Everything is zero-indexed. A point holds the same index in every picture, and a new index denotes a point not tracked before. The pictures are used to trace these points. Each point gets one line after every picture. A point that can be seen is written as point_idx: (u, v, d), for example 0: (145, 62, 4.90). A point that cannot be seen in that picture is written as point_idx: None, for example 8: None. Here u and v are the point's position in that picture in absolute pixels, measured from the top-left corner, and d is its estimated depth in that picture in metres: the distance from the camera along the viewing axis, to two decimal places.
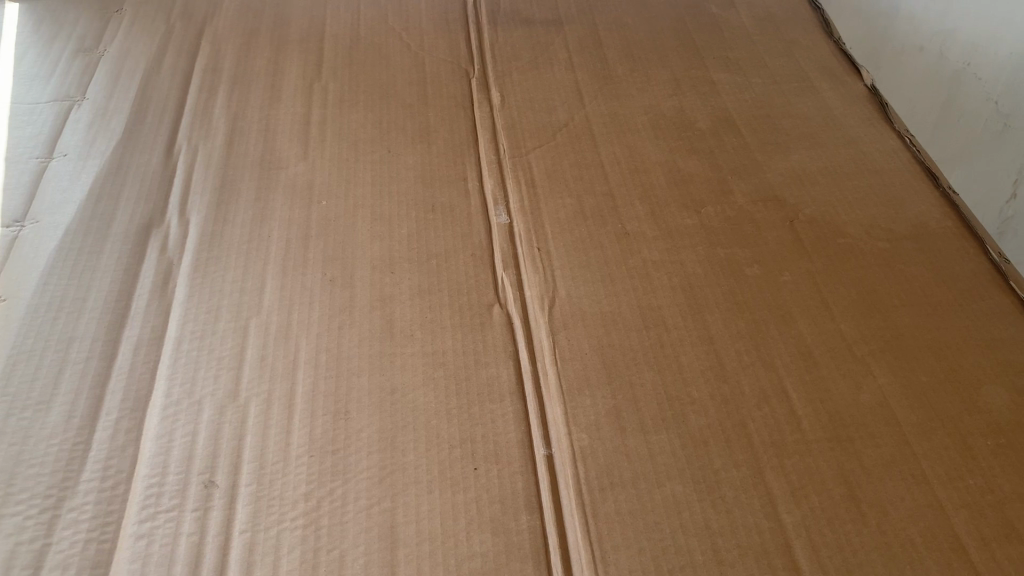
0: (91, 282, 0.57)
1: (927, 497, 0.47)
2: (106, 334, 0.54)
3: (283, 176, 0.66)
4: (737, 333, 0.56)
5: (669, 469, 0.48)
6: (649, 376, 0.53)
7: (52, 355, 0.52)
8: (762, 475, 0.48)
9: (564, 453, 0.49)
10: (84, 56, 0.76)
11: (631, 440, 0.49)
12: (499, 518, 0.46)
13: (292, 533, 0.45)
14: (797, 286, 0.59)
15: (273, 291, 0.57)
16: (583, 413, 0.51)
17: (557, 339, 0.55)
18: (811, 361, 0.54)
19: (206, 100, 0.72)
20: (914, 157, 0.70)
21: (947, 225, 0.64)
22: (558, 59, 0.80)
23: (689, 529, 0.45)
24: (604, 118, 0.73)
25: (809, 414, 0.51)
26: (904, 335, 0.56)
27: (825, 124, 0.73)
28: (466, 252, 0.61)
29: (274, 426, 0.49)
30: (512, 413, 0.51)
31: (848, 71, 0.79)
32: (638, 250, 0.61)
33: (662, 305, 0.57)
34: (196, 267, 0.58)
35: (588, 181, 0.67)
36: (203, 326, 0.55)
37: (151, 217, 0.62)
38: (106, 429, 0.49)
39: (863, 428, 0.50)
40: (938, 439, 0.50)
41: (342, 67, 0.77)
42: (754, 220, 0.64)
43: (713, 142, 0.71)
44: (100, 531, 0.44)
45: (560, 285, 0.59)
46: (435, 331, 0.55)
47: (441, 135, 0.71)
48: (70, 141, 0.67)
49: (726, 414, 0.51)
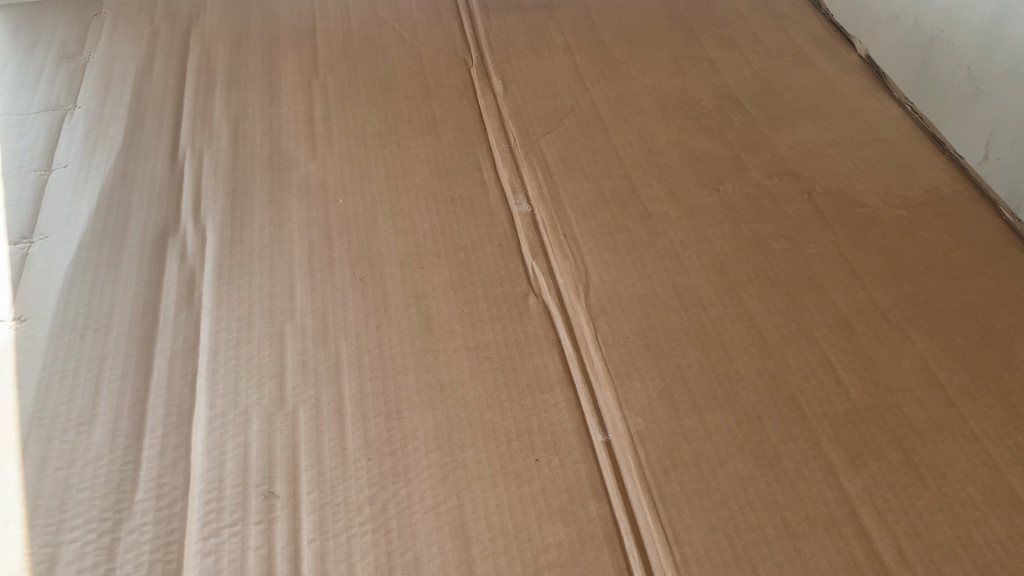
0: (113, 297, 0.55)
1: (980, 456, 0.48)
2: (138, 349, 0.52)
3: (296, 175, 0.64)
4: (774, 308, 0.56)
5: (729, 447, 0.48)
6: (694, 356, 0.53)
7: (84, 374, 0.50)
8: (820, 446, 0.48)
9: (621, 438, 0.49)
10: (69, 63, 0.73)
11: (686, 420, 0.50)
12: (568, 508, 0.46)
13: (362, 538, 0.44)
14: (824, 258, 0.59)
15: (304, 295, 0.56)
16: (634, 397, 0.51)
17: (597, 325, 0.55)
18: (849, 331, 0.54)
19: (204, 102, 0.70)
20: (917, 123, 0.71)
21: (959, 189, 0.65)
22: (555, 43, 0.79)
23: (757, 505, 0.46)
24: (610, 100, 0.73)
25: (855, 384, 0.52)
26: (934, 299, 0.56)
27: (827, 96, 0.74)
28: (492, 243, 0.60)
29: (326, 431, 0.49)
30: (564, 402, 0.51)
31: (841, 42, 0.80)
32: (663, 231, 0.61)
33: (696, 284, 0.57)
34: (219, 274, 0.57)
35: (603, 165, 0.67)
36: (237, 334, 0.53)
37: (165, 225, 0.60)
38: (153, 446, 0.47)
39: (909, 393, 0.51)
40: (983, 399, 0.51)
41: (339, 62, 0.75)
42: (773, 194, 0.64)
43: (720, 119, 0.71)
44: (164, 551, 0.43)
45: (591, 271, 0.58)
46: (474, 324, 0.55)
47: (449, 126, 0.70)
48: (68, 152, 0.65)
49: (776, 388, 0.51)
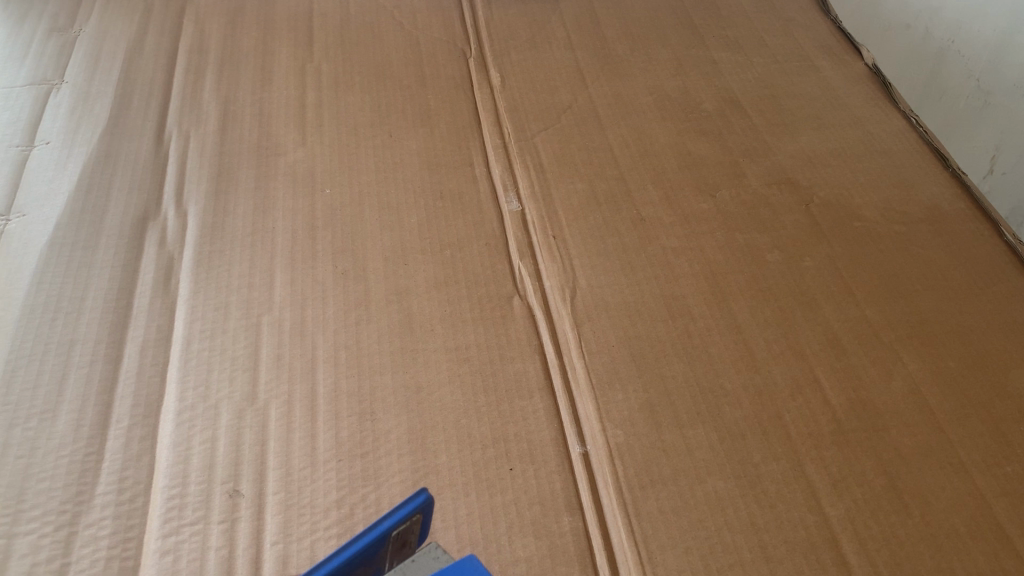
0: (87, 280, 0.53)
1: (966, 485, 0.47)
2: (109, 336, 0.51)
3: (283, 162, 0.63)
4: (764, 321, 0.55)
5: (709, 465, 0.47)
6: (679, 368, 0.52)
7: (52, 360, 0.49)
8: (803, 468, 0.47)
9: (599, 450, 0.47)
10: (58, 36, 0.72)
11: (667, 435, 0.48)
12: (540, 520, 0.44)
13: (327, 543, 0.43)
14: (819, 272, 0.58)
15: (283, 287, 0.54)
16: (615, 408, 0.50)
17: (582, 331, 0.53)
18: (839, 349, 0.53)
19: (194, 83, 0.69)
20: (920, 136, 0.69)
21: (959, 207, 0.63)
22: (556, 38, 0.78)
23: (735, 527, 0.44)
24: (609, 98, 0.71)
25: (842, 404, 0.50)
26: (927, 319, 0.55)
27: (830, 104, 0.72)
28: (480, 241, 0.59)
29: (297, 430, 0.47)
30: (543, 410, 0.49)
31: (848, 50, 0.78)
32: (656, 236, 0.60)
33: (686, 294, 0.56)
34: (198, 262, 0.56)
35: (599, 165, 0.65)
36: (212, 324, 0.52)
37: (146, 208, 0.59)
38: (119, 437, 0.46)
39: (897, 417, 0.50)
40: (972, 426, 0.49)
41: (334, 48, 0.74)
42: (770, 204, 0.63)
43: (721, 123, 0.70)
44: (122, 547, 0.42)
45: (579, 275, 0.57)
46: (455, 325, 0.53)
47: (442, 119, 0.68)
48: (51, 128, 0.63)
49: (761, 405, 0.50)
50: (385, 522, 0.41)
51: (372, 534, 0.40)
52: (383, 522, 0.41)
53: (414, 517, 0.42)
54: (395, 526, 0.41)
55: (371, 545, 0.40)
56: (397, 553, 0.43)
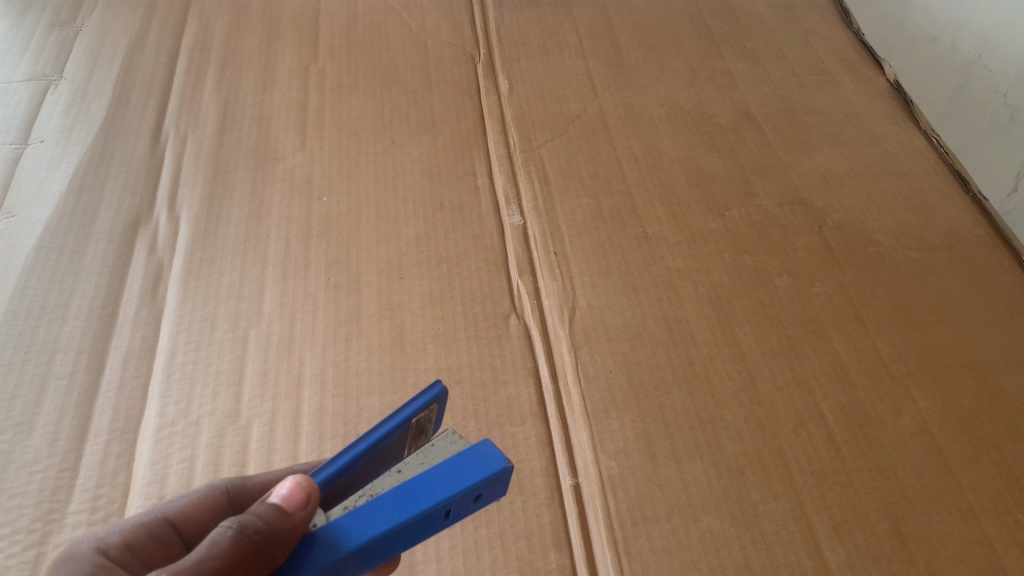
0: (73, 286, 0.52)
1: (975, 533, 0.44)
2: (92, 345, 0.49)
3: (280, 168, 0.61)
4: (770, 350, 0.52)
5: (705, 502, 0.45)
6: (678, 398, 0.50)
7: (32, 370, 0.48)
8: (803, 508, 0.45)
9: (591, 483, 0.46)
10: (60, 30, 0.71)
11: (663, 468, 0.46)
12: (525, 556, 0.43)
13: None
14: (829, 299, 0.56)
15: (273, 299, 0.53)
16: (611, 438, 0.48)
17: (579, 355, 0.52)
18: (847, 382, 0.51)
19: (195, 82, 0.67)
20: (940, 158, 0.67)
21: (979, 234, 0.61)
22: (568, 44, 0.76)
23: (729, 570, 0.42)
24: (619, 109, 0.69)
25: (848, 441, 0.48)
26: (940, 353, 0.53)
27: (849, 122, 0.70)
28: (479, 256, 0.57)
29: (278, 451, 0.46)
30: (534, 438, 0.48)
31: (870, 64, 0.76)
32: (661, 256, 0.58)
33: (690, 318, 0.54)
34: (188, 270, 0.54)
35: (605, 179, 0.63)
36: (198, 337, 0.51)
37: (138, 213, 0.57)
38: (95, 453, 0.45)
39: (905, 457, 0.48)
40: (984, 470, 0.47)
41: (340, 49, 0.72)
42: (781, 225, 0.60)
43: (734, 138, 0.68)
44: None
45: (580, 295, 0.55)
46: (448, 344, 0.51)
47: (446, 126, 0.66)
48: (46, 126, 0.62)
49: (763, 440, 0.48)
50: (404, 411, 0.36)
51: (392, 422, 0.36)
52: (400, 411, 0.36)
53: (432, 406, 0.37)
54: (414, 416, 0.36)
55: (390, 436, 0.36)
56: (413, 442, 0.39)
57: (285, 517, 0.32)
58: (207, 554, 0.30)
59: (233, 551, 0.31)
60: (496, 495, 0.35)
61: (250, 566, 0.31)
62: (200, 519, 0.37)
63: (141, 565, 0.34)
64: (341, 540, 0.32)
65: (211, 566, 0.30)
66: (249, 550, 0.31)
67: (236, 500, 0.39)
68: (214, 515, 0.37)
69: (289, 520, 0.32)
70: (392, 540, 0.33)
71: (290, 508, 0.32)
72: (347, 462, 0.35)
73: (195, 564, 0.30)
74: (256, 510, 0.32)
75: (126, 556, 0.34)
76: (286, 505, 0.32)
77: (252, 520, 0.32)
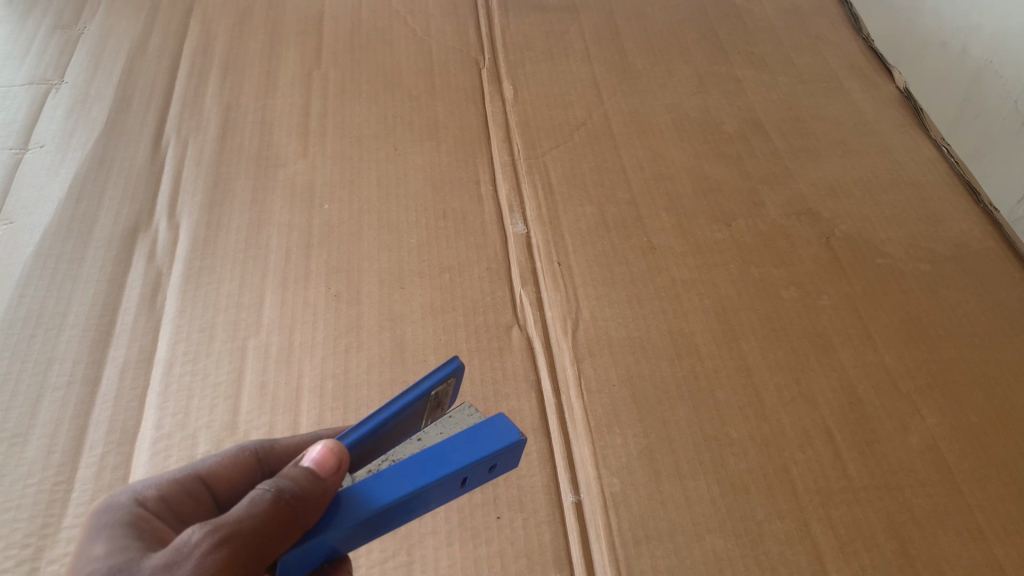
0: (71, 294, 0.52)
1: (984, 555, 0.44)
2: (89, 355, 0.49)
3: (282, 174, 0.61)
4: (776, 364, 0.52)
5: (709, 521, 0.44)
6: (683, 413, 0.49)
7: (28, 380, 0.47)
8: (809, 527, 0.44)
9: (593, 500, 0.45)
10: (62, 33, 0.70)
11: (666, 485, 0.46)
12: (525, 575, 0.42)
13: None
14: (836, 312, 0.55)
15: (272, 309, 0.52)
16: (613, 454, 0.47)
17: (582, 368, 0.51)
18: (854, 398, 0.50)
19: (197, 87, 0.66)
20: (951, 168, 0.66)
21: (989, 245, 0.60)
22: (574, 49, 0.75)
23: None
24: (625, 116, 0.69)
25: (855, 459, 0.47)
26: (949, 368, 0.52)
27: (858, 130, 0.69)
28: (481, 265, 0.56)
29: None
30: (536, 453, 0.47)
31: (879, 71, 0.75)
32: (666, 267, 0.57)
33: (695, 331, 0.53)
34: (187, 278, 0.54)
35: (610, 187, 0.62)
36: (196, 347, 0.50)
37: (137, 220, 0.57)
38: (91, 466, 0.44)
39: (912, 475, 0.47)
40: (993, 489, 0.46)
41: (343, 53, 0.71)
42: (788, 235, 0.60)
43: (741, 146, 0.67)
44: None
45: (583, 306, 0.54)
46: (449, 356, 0.51)
47: (450, 132, 0.66)
48: (46, 131, 0.62)
49: (768, 457, 0.47)
50: (425, 382, 0.38)
51: (413, 393, 0.38)
52: (422, 382, 0.38)
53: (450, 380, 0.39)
54: (434, 388, 0.38)
55: (411, 406, 0.38)
56: (431, 414, 0.41)
57: (318, 480, 0.33)
58: (247, 513, 0.30)
59: (273, 512, 0.31)
60: (501, 469, 0.39)
61: (285, 528, 0.31)
62: (232, 480, 0.37)
63: (176, 520, 0.34)
64: (368, 500, 0.34)
65: (254, 523, 0.30)
66: (287, 511, 0.31)
67: (264, 464, 0.38)
68: (245, 476, 0.37)
69: (322, 484, 0.33)
70: (411, 502, 0.35)
71: (323, 472, 0.33)
72: (373, 427, 0.37)
73: (236, 522, 0.29)
74: (289, 474, 0.32)
75: (163, 512, 0.34)
76: (319, 469, 0.33)
77: (288, 483, 0.32)
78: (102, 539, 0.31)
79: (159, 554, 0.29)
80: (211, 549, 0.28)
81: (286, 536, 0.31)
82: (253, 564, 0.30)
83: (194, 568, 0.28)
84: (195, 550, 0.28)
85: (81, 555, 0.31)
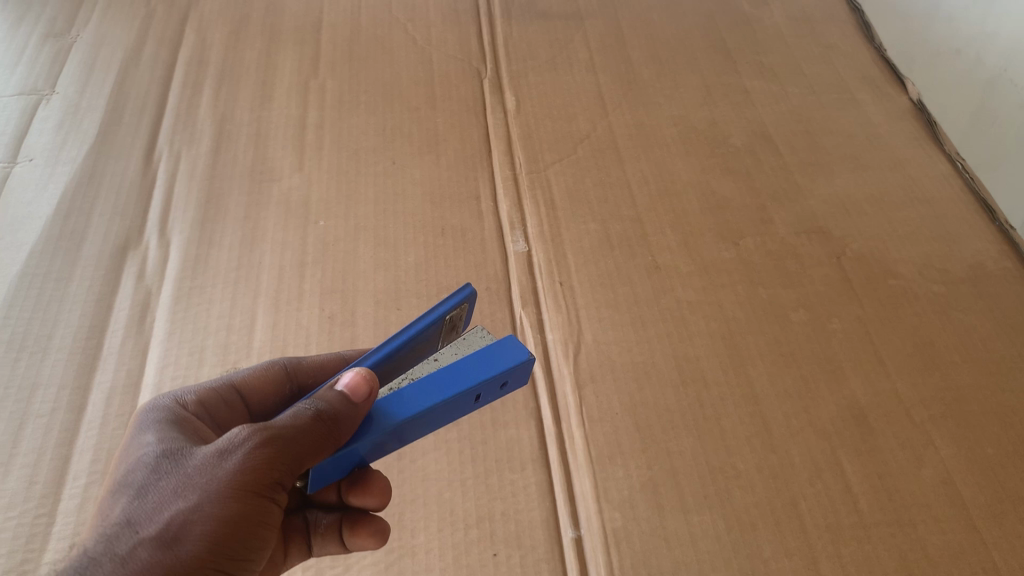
0: (57, 315, 0.50)
1: None
2: (74, 381, 0.47)
3: (276, 189, 0.59)
4: (785, 392, 0.50)
5: (714, 559, 0.43)
6: (688, 444, 0.47)
7: (11, 407, 0.46)
8: (817, 566, 0.43)
9: (594, 536, 0.43)
10: (54, 41, 0.69)
11: (669, 521, 0.44)
12: None
13: None
14: (847, 336, 0.53)
15: (264, 332, 0.51)
16: (615, 486, 0.45)
17: (584, 395, 0.49)
18: (865, 427, 0.48)
19: (191, 99, 0.65)
20: (965, 183, 0.64)
21: (1006, 266, 0.58)
22: (578, 59, 0.73)
23: None
24: (630, 129, 0.67)
25: (866, 493, 0.46)
26: (964, 396, 0.50)
27: (869, 143, 0.67)
28: (480, 286, 0.55)
29: None
30: (535, 486, 0.45)
31: (892, 83, 0.73)
32: (671, 288, 0.55)
33: (701, 356, 0.51)
34: (177, 298, 0.52)
35: (614, 204, 0.61)
36: (185, 371, 0.48)
37: (127, 238, 0.55)
38: (73, 498, 0.43)
39: (926, 510, 0.45)
40: (1011, 526, 0.44)
41: (342, 63, 0.70)
42: (798, 255, 0.58)
43: (749, 160, 0.65)
44: None
45: (585, 329, 0.52)
46: None
47: (450, 145, 0.64)
48: (36, 144, 0.60)
49: (776, 490, 0.45)
50: (440, 308, 0.40)
51: (428, 318, 0.40)
52: (437, 308, 0.40)
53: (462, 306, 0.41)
54: (449, 314, 0.40)
55: (427, 330, 0.40)
56: (447, 337, 0.43)
57: (352, 406, 0.35)
58: (291, 423, 0.33)
59: (310, 428, 0.34)
60: (518, 384, 0.40)
61: (324, 442, 0.34)
62: (262, 388, 0.42)
63: (213, 422, 0.39)
64: (388, 416, 0.37)
65: (295, 433, 0.33)
66: (324, 429, 0.34)
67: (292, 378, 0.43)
68: (273, 387, 0.42)
69: (355, 409, 0.35)
70: (429, 418, 0.37)
71: (357, 397, 0.35)
72: (393, 349, 0.40)
73: (280, 428, 0.33)
74: (325, 394, 0.35)
75: (201, 411, 0.38)
76: (352, 395, 0.35)
77: (327, 405, 0.34)
78: (153, 430, 0.35)
79: (210, 446, 0.33)
80: (257, 447, 0.32)
81: (323, 451, 0.34)
82: (290, 467, 0.33)
83: (242, 459, 0.32)
84: (244, 444, 0.32)
85: (131, 442, 0.35)
